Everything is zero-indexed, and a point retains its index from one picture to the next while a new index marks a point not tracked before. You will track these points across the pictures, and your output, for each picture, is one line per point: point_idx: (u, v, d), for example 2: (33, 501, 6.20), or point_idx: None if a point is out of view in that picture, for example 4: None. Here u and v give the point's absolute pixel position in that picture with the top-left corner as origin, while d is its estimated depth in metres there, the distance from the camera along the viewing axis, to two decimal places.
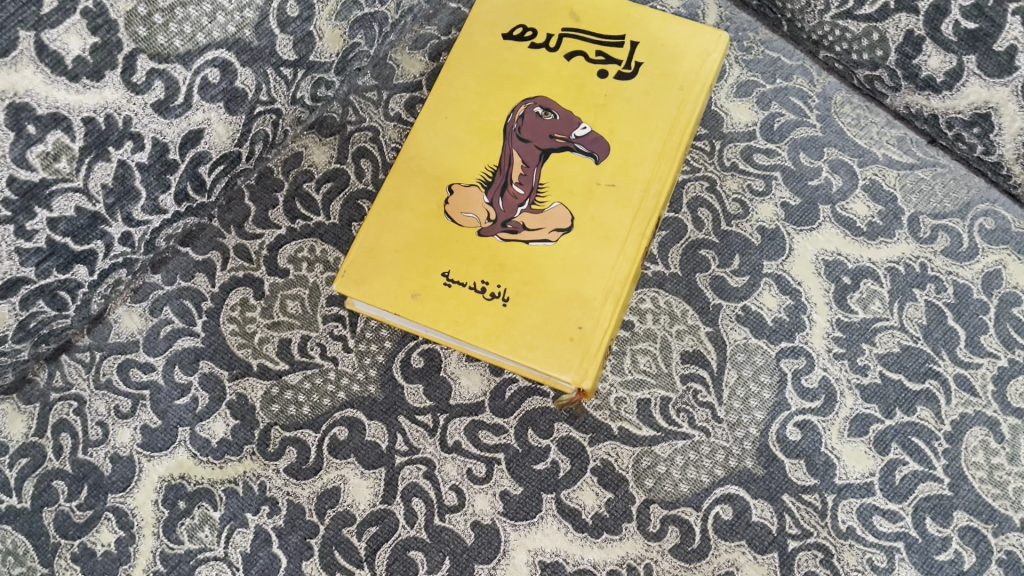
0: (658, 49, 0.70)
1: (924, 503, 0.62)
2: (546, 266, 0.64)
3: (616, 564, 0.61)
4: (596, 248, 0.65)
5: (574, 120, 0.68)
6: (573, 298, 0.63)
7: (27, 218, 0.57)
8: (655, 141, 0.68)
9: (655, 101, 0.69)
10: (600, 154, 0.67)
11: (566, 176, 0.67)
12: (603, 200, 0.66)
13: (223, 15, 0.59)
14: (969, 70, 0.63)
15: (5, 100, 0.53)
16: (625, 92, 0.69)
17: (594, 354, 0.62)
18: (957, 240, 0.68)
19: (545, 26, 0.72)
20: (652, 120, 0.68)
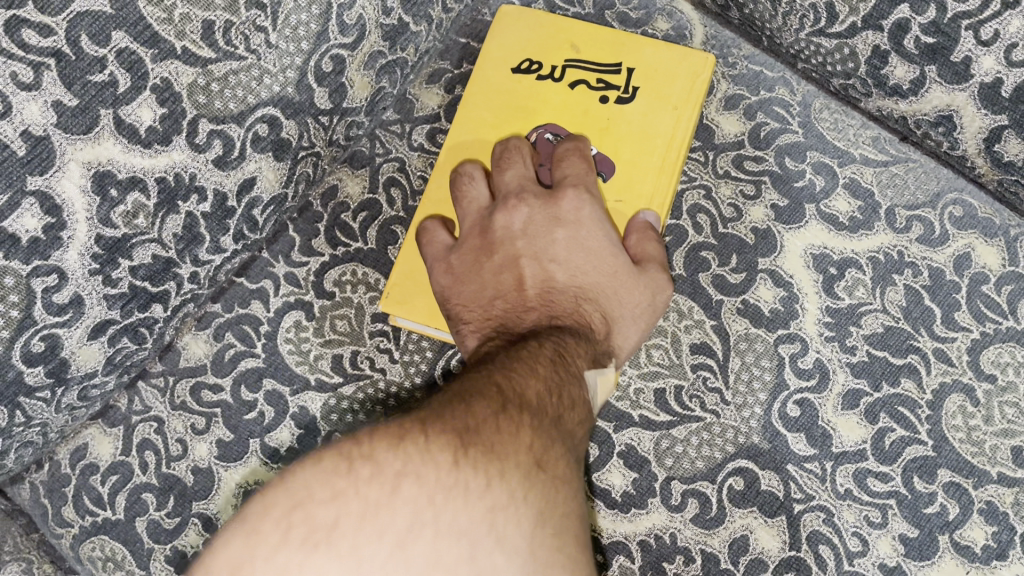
0: (653, 73, 0.78)
1: (911, 464, 0.71)
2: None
3: (645, 535, 0.70)
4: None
5: None
6: None
7: (113, 268, 0.65)
8: (655, 158, 0.76)
9: (651, 121, 0.77)
10: (607, 173, 0.76)
11: None
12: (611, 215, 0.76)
13: (269, 77, 0.67)
14: (930, 78, 0.71)
15: (91, 169, 0.61)
16: (624, 116, 0.77)
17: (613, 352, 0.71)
18: (930, 228, 0.76)
19: (549, 58, 0.80)
20: (651, 139, 0.77)
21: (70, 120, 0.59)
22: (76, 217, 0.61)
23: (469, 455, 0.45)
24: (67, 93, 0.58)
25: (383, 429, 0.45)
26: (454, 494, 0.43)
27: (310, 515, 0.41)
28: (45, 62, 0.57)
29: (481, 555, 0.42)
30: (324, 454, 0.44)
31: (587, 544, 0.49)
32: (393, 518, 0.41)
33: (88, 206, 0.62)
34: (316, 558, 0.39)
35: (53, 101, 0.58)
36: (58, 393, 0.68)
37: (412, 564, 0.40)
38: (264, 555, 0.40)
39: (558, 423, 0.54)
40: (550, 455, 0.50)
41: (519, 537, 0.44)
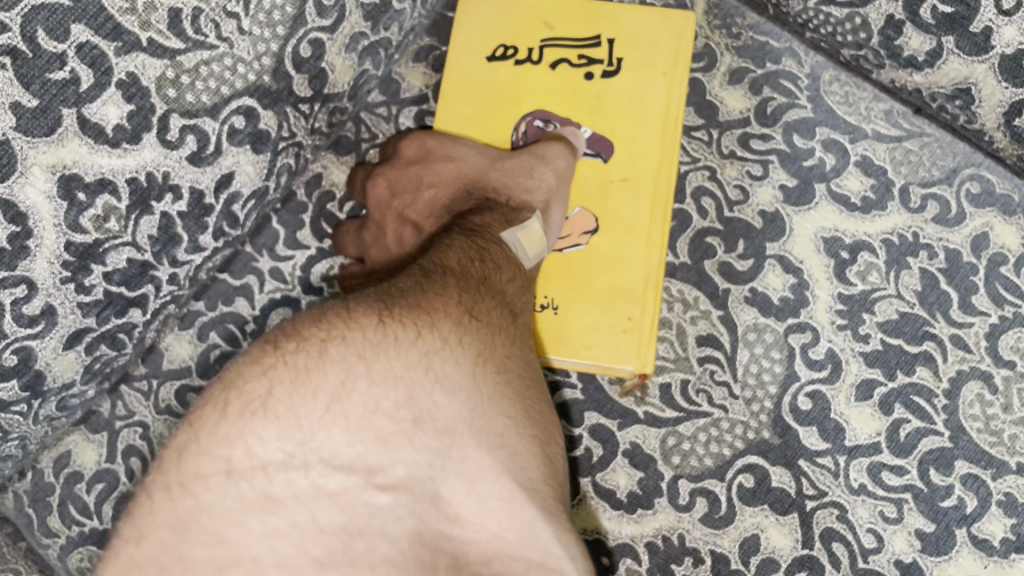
0: (635, 41, 0.74)
1: (928, 456, 0.68)
2: (582, 269, 0.71)
3: (652, 536, 0.68)
4: (626, 242, 0.71)
5: (575, 124, 0.73)
6: (615, 292, 0.70)
7: (85, 275, 0.62)
8: (654, 129, 0.72)
9: (642, 92, 0.73)
10: (606, 153, 0.73)
11: (582, 180, 0.73)
12: (620, 194, 0.72)
13: (244, 66, 0.63)
14: (948, 49, 0.66)
15: (56, 173, 0.57)
16: (612, 92, 0.74)
17: (647, 342, 0.69)
18: (946, 207, 0.72)
19: (524, 40, 0.76)
20: (646, 110, 0.73)
21: (30, 121, 0.55)
22: (42, 224, 0.58)
23: (394, 315, 0.49)
24: (25, 93, 0.54)
25: (304, 316, 0.48)
26: (384, 346, 0.47)
27: (244, 391, 0.43)
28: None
29: (422, 394, 0.46)
30: (250, 347, 0.46)
31: (536, 379, 0.57)
32: (325, 377, 0.44)
33: (55, 211, 0.58)
34: (253, 424, 0.42)
35: (10, 102, 0.54)
36: (35, 405, 0.64)
37: (350, 416, 0.43)
38: (207, 434, 0.42)
39: (485, 284, 0.59)
40: (479, 306, 0.56)
41: (458, 373, 0.49)
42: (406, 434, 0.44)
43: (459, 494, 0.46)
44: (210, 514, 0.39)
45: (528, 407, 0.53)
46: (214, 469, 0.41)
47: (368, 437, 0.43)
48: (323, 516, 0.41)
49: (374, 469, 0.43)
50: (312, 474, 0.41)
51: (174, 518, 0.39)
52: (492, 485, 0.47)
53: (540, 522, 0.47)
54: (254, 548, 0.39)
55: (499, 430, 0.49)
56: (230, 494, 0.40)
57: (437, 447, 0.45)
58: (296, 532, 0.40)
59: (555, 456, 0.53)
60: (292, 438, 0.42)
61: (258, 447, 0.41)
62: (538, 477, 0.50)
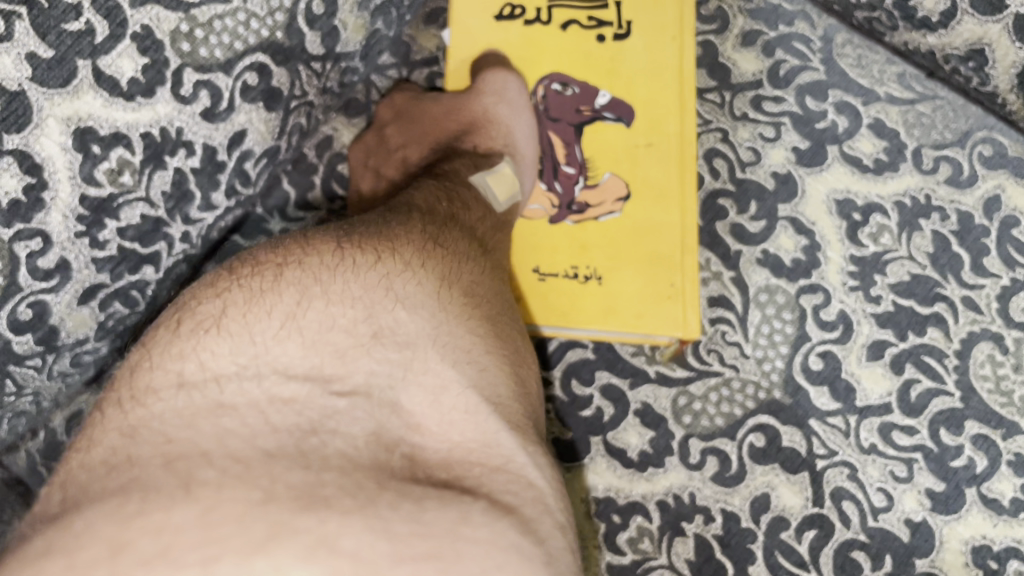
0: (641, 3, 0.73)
1: (938, 416, 0.68)
2: (619, 237, 0.70)
3: (663, 494, 0.68)
4: (660, 207, 0.70)
5: (593, 89, 0.72)
6: (657, 259, 0.69)
7: (99, 229, 0.61)
8: (673, 92, 0.72)
9: (656, 55, 0.72)
10: (628, 117, 0.71)
11: (607, 145, 0.71)
12: (648, 159, 0.71)
13: (256, 21, 0.63)
14: (963, 9, 0.66)
15: (71, 125, 0.56)
16: (625, 53, 0.73)
17: (690, 307, 0.67)
18: (958, 169, 0.73)
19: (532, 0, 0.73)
20: (662, 72, 0.72)
21: (45, 72, 0.54)
22: (58, 176, 0.57)
23: (354, 240, 0.49)
24: (41, 44, 0.53)
25: (259, 246, 0.48)
26: (342, 268, 0.46)
27: (198, 313, 0.43)
28: (16, 10, 0.51)
29: (382, 311, 0.46)
30: (207, 277, 0.47)
31: (506, 306, 0.56)
32: (280, 298, 0.44)
33: (69, 164, 0.57)
34: (206, 338, 0.41)
35: (27, 54, 0.52)
36: (49, 360, 0.64)
37: (306, 332, 0.43)
38: (158, 351, 0.41)
39: (454, 220, 0.59)
40: (445, 236, 0.55)
41: (421, 292, 0.48)
42: (365, 347, 0.44)
43: (419, 403, 0.45)
44: (159, 420, 0.38)
45: (497, 329, 0.52)
46: (164, 381, 0.40)
47: (325, 350, 0.43)
48: (276, 417, 0.40)
49: (331, 378, 0.42)
50: (267, 382, 0.41)
51: (124, 427, 0.38)
52: (456, 397, 0.46)
53: (504, 432, 0.46)
54: (203, 445, 0.37)
55: (465, 344, 0.48)
56: (179, 402, 0.39)
57: (396, 359, 0.45)
58: (248, 432, 0.39)
59: (524, 377, 0.53)
60: (246, 352, 0.41)
61: (211, 359, 0.41)
62: (505, 393, 0.49)
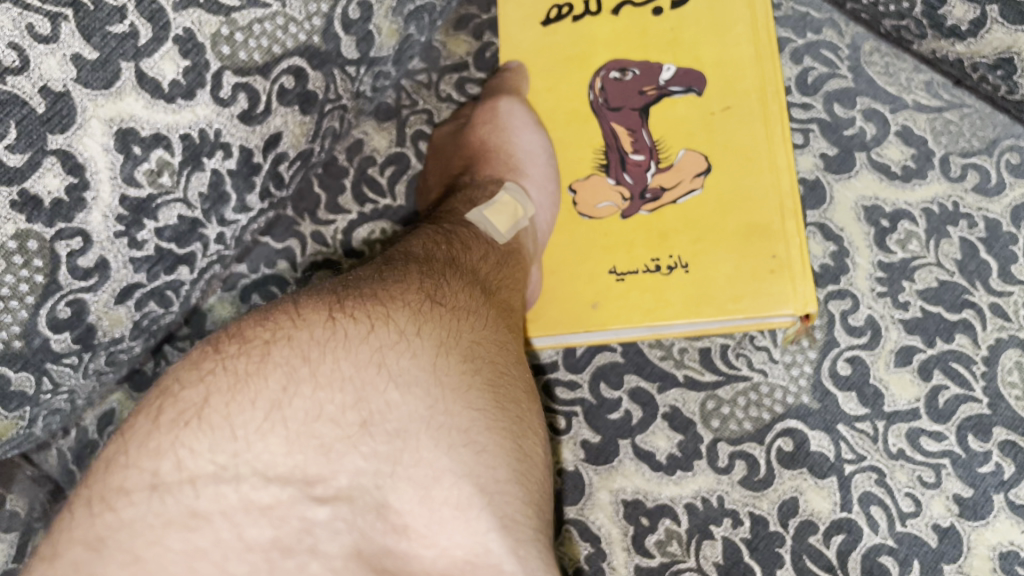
0: None
1: (966, 422, 0.68)
2: (704, 215, 0.69)
3: (691, 497, 0.69)
4: (747, 175, 0.68)
5: (655, 67, 0.73)
6: (750, 229, 0.67)
7: (138, 230, 0.61)
8: (748, 47, 0.70)
9: (722, 14, 0.71)
10: (697, 85, 0.71)
11: (678, 120, 0.71)
12: (726, 125, 0.70)
13: (295, 26, 0.63)
14: (992, 18, 0.64)
15: (113, 126, 0.57)
16: (687, 27, 0.72)
17: (786, 279, 0.65)
18: (986, 176, 0.73)
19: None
20: (728, 30, 0.71)
21: (89, 74, 0.54)
22: (99, 175, 0.57)
23: (346, 307, 0.49)
24: (86, 46, 0.54)
25: (254, 313, 0.49)
26: (332, 344, 0.47)
27: (179, 400, 0.43)
28: (63, 12, 0.52)
29: (373, 395, 0.46)
30: (193, 352, 0.47)
31: (513, 369, 0.54)
32: (266, 383, 0.44)
33: (111, 164, 0.58)
34: (184, 434, 0.42)
35: (72, 55, 0.53)
36: (86, 358, 0.64)
37: (290, 424, 0.43)
38: (135, 446, 0.42)
39: (453, 264, 0.59)
40: (443, 290, 0.55)
41: (414, 367, 0.48)
42: (352, 439, 0.44)
43: (410, 502, 0.45)
44: (129, 531, 0.39)
45: (500, 402, 0.50)
46: (138, 483, 0.40)
47: (309, 446, 0.43)
48: (251, 531, 0.41)
49: (313, 480, 0.43)
50: (245, 486, 0.41)
51: (91, 537, 0.39)
52: (448, 491, 0.45)
53: (495, 533, 0.46)
54: (172, 567, 0.38)
55: (465, 426, 0.47)
56: (150, 509, 0.40)
57: (385, 452, 0.45)
58: (219, 550, 0.40)
59: (531, 452, 0.51)
60: (224, 449, 0.42)
61: (188, 459, 0.41)
62: (508, 476, 0.48)
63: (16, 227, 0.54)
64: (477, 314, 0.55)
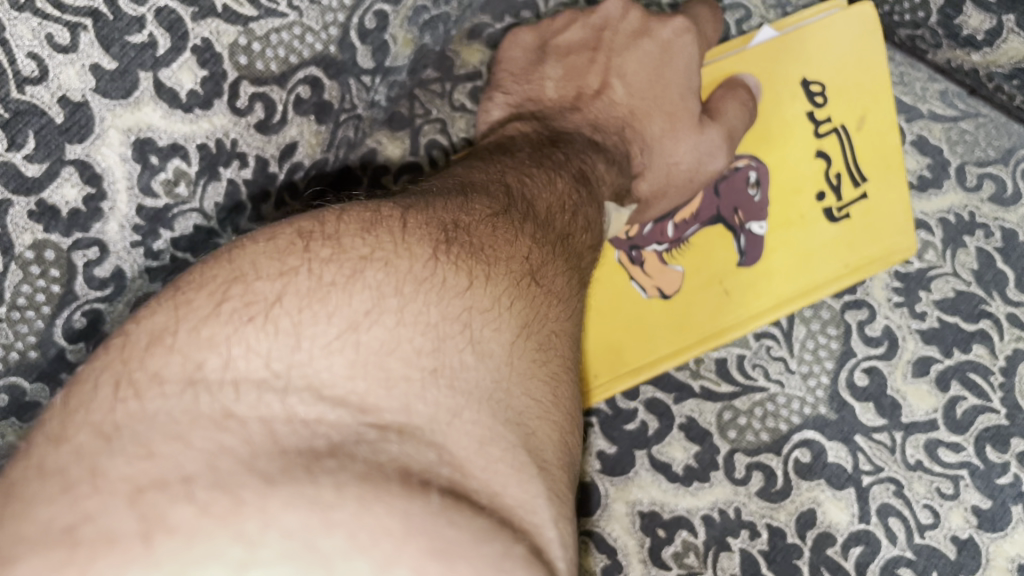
0: (890, 157, 0.72)
1: (984, 433, 0.68)
2: (650, 314, 0.72)
3: (709, 509, 0.69)
4: (674, 328, 0.71)
5: (763, 214, 0.72)
6: (624, 351, 0.71)
7: (154, 239, 0.58)
8: (831, 233, 0.72)
9: (874, 207, 0.72)
10: (751, 258, 0.72)
11: (710, 255, 0.72)
12: (711, 297, 0.71)
13: (312, 36, 0.60)
14: (1009, 28, 0.63)
15: (131, 136, 0.55)
16: (882, 219, 0.72)
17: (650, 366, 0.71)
18: (1002, 186, 0.72)
19: (838, 107, 0.72)
20: (851, 251, 0.72)
21: (108, 84, 0.53)
22: (116, 186, 0.55)
23: (450, 250, 0.43)
24: (104, 55, 0.53)
25: (362, 211, 0.43)
26: (427, 283, 0.41)
27: (249, 290, 0.37)
28: (82, 22, 0.52)
29: (450, 350, 0.40)
30: (279, 230, 0.41)
31: (576, 372, 0.48)
32: (348, 300, 0.38)
33: (128, 174, 0.56)
34: (248, 330, 0.36)
35: (91, 65, 0.52)
36: None
37: (360, 351, 0.37)
38: (188, 328, 0.36)
39: (562, 241, 0.54)
40: (545, 270, 0.49)
41: (496, 340, 0.42)
42: (420, 382, 0.38)
43: (466, 449, 0.37)
44: (148, 424, 0.32)
45: (561, 396, 0.44)
46: (177, 373, 0.34)
47: (374, 375, 0.37)
48: (287, 438, 0.34)
49: (368, 410, 0.36)
50: (293, 400, 0.35)
51: (107, 426, 0.32)
52: (504, 453, 0.38)
53: (544, 501, 0.39)
54: (187, 465, 0.31)
55: (519, 409, 0.41)
56: (181, 403, 0.33)
57: (450, 405, 0.38)
58: (249, 451, 0.33)
59: (574, 452, 0.44)
60: (283, 355, 0.36)
61: (241, 359, 0.35)
62: (555, 462, 0.42)
63: (33, 237, 0.54)
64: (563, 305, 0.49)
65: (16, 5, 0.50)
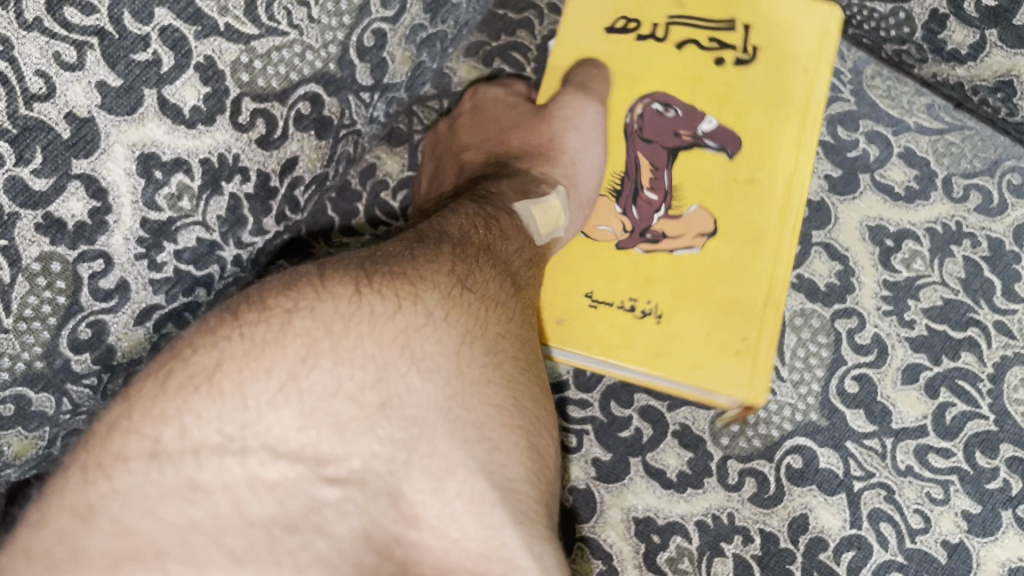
0: (770, 30, 0.72)
1: (973, 439, 0.70)
2: (696, 275, 0.69)
3: (702, 515, 0.70)
4: (748, 251, 0.69)
5: (699, 115, 0.72)
6: (732, 307, 0.68)
7: (157, 252, 0.59)
8: (794, 123, 0.71)
9: (782, 82, 0.71)
10: (732, 146, 0.71)
11: (701, 174, 0.71)
12: (742, 195, 0.70)
13: (312, 53, 0.61)
14: (991, 42, 0.65)
15: (136, 151, 0.55)
16: (778, 30, 0.72)
17: (763, 341, 0.68)
18: (988, 198, 0.74)
19: (649, 15, 0.74)
20: (782, 99, 0.71)
21: (113, 100, 0.53)
22: (121, 200, 0.56)
23: (372, 281, 0.48)
24: (110, 73, 0.53)
25: (275, 279, 0.48)
26: (358, 320, 0.46)
27: (190, 363, 0.42)
28: (89, 41, 0.52)
29: (393, 378, 0.44)
30: (209, 316, 0.46)
31: (536, 369, 0.53)
32: (283, 352, 0.43)
33: (133, 188, 0.56)
34: (193, 401, 0.41)
35: (97, 82, 0.53)
36: (105, 379, 0.61)
37: (305, 398, 0.42)
38: (141, 410, 0.40)
39: (487, 250, 0.58)
40: (474, 277, 0.53)
41: (438, 353, 0.46)
42: (370, 420, 0.43)
43: (424, 492, 0.43)
44: (120, 500, 0.37)
45: (520, 397, 0.49)
46: (138, 449, 0.39)
47: (323, 423, 0.42)
48: (254, 507, 0.39)
49: (325, 460, 0.41)
50: (251, 460, 0.40)
51: (81, 505, 0.37)
52: (461, 485, 0.44)
53: (513, 529, 0.44)
54: (160, 540, 0.36)
55: (481, 420, 0.46)
56: (146, 480, 0.38)
57: (404, 440, 0.43)
58: (216, 524, 0.38)
59: (546, 453, 0.49)
60: (233, 420, 0.40)
61: (194, 427, 0.40)
62: (521, 475, 0.46)
63: (40, 249, 0.54)
64: (506, 307, 0.54)
65: (24, 25, 0.50)
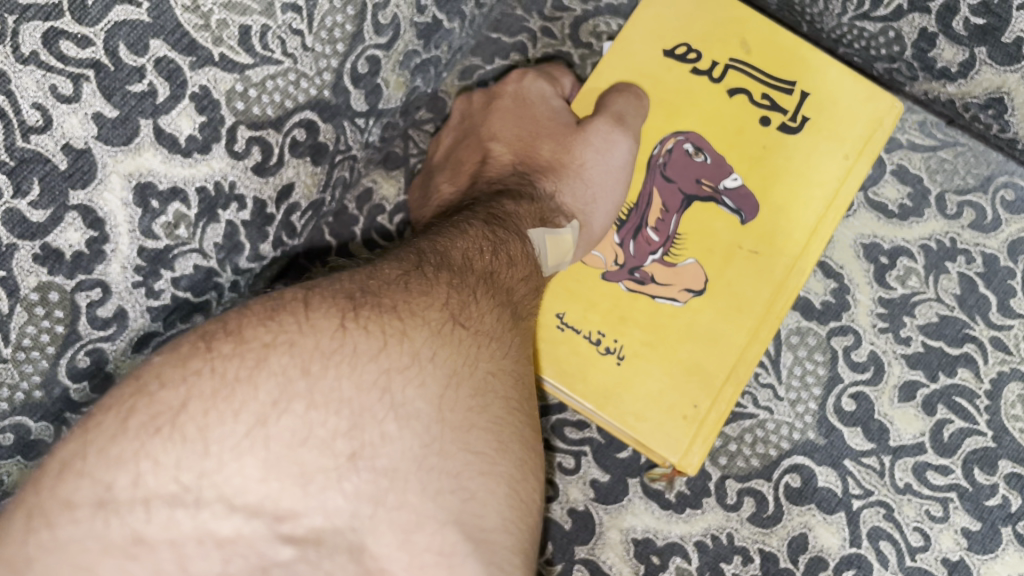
0: (831, 103, 0.72)
1: (972, 456, 0.70)
2: (672, 326, 0.71)
3: (701, 535, 0.70)
4: (726, 319, 0.70)
5: (726, 169, 0.72)
6: (695, 371, 0.70)
7: (155, 279, 0.59)
8: (813, 214, 0.71)
9: (814, 165, 0.72)
10: (748, 212, 0.71)
11: (709, 232, 0.72)
12: (739, 270, 0.71)
13: (306, 81, 0.62)
14: (981, 60, 0.64)
15: (132, 180, 0.56)
16: (837, 108, 0.72)
17: (719, 408, 0.69)
18: (982, 213, 0.74)
19: (712, 51, 0.74)
20: (811, 183, 0.71)
21: (110, 131, 0.54)
22: (118, 229, 0.56)
23: (359, 317, 0.48)
24: (106, 104, 0.53)
25: (257, 304, 0.48)
26: (337, 359, 0.46)
27: (155, 401, 0.43)
28: (84, 73, 0.52)
29: (369, 424, 0.46)
30: (186, 339, 0.46)
31: (525, 411, 0.53)
32: (256, 392, 0.44)
33: (129, 217, 0.56)
34: (151, 445, 0.41)
35: (93, 113, 0.53)
36: None
37: (272, 445, 0.43)
38: (95, 450, 0.41)
39: (489, 279, 0.58)
40: (468, 312, 0.53)
41: (420, 397, 0.47)
42: (339, 473, 0.44)
43: (388, 546, 0.44)
44: (63, 553, 0.39)
45: (506, 443, 0.50)
46: (86, 497, 0.40)
47: (288, 474, 0.43)
48: (199, 563, 0.41)
49: (283, 516, 0.43)
50: (203, 515, 0.42)
51: (21, 555, 0.39)
52: (430, 537, 0.45)
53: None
54: None
55: (458, 468, 0.47)
56: (91, 533, 0.40)
57: (371, 493, 0.45)
58: None
59: (527, 497, 0.50)
60: (191, 467, 0.42)
61: (149, 475, 0.41)
62: (496, 525, 0.47)
63: (38, 279, 0.54)
64: (501, 340, 0.55)
65: (21, 58, 0.50)
